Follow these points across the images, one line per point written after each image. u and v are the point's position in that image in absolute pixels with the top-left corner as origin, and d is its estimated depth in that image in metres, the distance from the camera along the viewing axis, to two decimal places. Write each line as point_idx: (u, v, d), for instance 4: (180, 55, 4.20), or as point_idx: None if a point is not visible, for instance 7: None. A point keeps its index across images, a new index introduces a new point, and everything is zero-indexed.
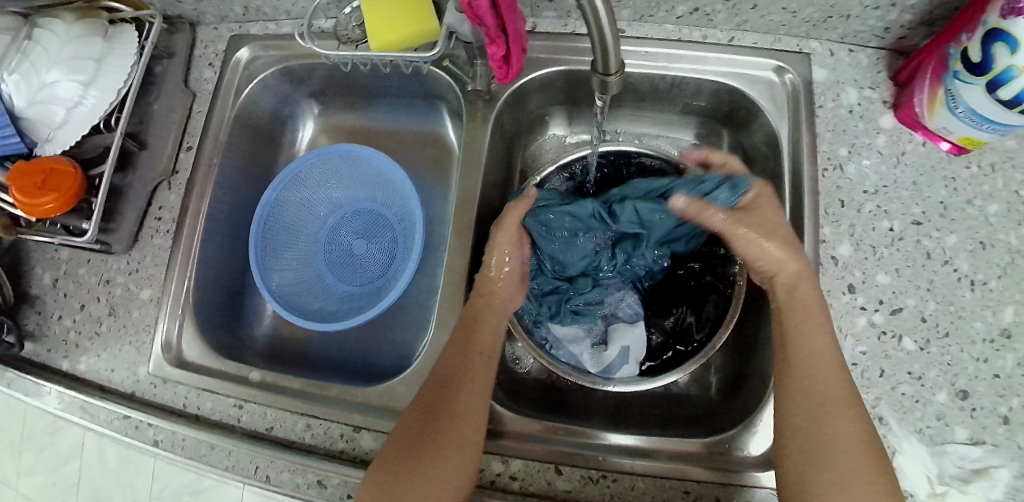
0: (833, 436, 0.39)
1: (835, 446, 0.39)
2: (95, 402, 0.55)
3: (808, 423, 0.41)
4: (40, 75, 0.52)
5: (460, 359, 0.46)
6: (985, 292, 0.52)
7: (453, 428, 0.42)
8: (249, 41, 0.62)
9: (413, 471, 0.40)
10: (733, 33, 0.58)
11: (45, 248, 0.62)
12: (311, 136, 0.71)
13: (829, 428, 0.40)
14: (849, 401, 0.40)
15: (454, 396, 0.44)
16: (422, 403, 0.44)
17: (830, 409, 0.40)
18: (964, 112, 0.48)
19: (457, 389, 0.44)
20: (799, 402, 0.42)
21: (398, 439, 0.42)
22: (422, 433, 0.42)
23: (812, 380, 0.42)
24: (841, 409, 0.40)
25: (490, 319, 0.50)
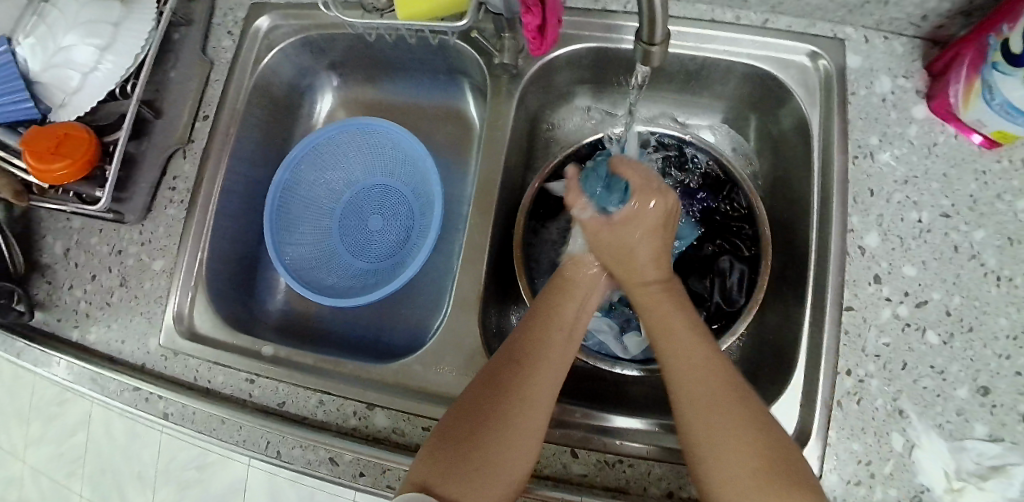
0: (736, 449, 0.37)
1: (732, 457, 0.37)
2: (105, 373, 0.54)
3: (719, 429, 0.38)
4: (56, 38, 0.52)
5: (520, 369, 0.42)
6: (1012, 288, 0.51)
7: (517, 418, 0.40)
8: (268, 8, 0.60)
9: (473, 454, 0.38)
10: (767, 16, 0.57)
11: (57, 217, 0.61)
12: (330, 109, 0.70)
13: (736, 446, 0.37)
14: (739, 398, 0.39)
15: (525, 385, 0.41)
16: (488, 383, 0.42)
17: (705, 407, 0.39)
18: (1001, 105, 0.47)
19: (528, 377, 0.42)
20: (695, 409, 0.39)
21: (458, 417, 0.41)
22: (487, 415, 0.40)
23: (696, 373, 0.41)
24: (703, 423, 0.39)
25: (566, 313, 0.47)
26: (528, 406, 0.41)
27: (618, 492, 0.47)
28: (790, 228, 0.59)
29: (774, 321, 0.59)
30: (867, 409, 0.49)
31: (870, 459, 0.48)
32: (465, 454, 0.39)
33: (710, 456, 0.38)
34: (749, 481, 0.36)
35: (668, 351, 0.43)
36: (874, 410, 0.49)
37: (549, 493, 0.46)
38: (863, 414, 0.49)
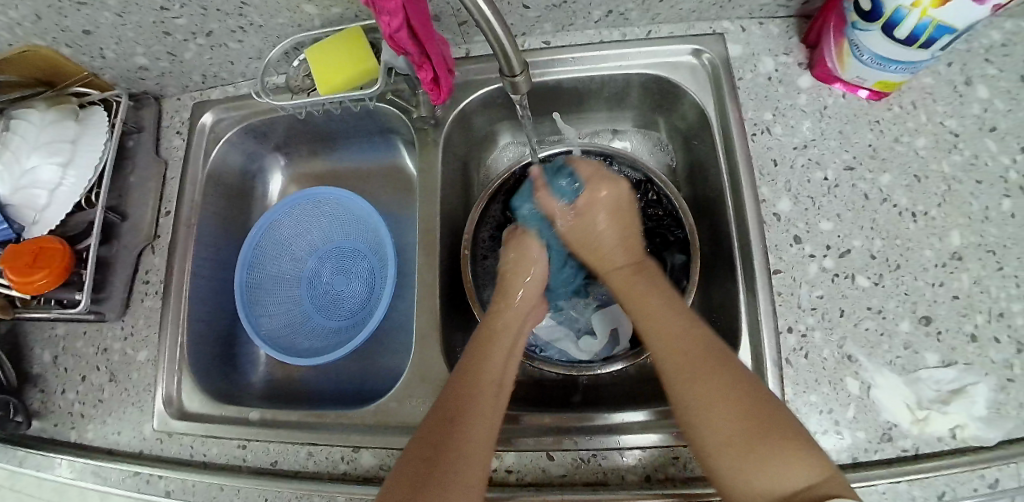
0: (727, 406, 0.38)
1: (728, 412, 0.38)
2: (106, 465, 0.57)
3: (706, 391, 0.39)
4: (21, 162, 0.57)
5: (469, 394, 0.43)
6: (928, 221, 0.55)
7: (470, 438, 0.40)
8: (211, 105, 0.67)
9: (428, 492, 0.36)
10: (650, 28, 0.63)
11: (42, 328, 0.65)
12: (282, 186, 0.75)
13: (712, 402, 0.38)
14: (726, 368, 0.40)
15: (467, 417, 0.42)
16: (434, 423, 0.42)
17: (700, 373, 0.40)
18: (871, 58, 0.53)
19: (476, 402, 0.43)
20: (680, 377, 0.41)
21: (419, 445, 0.40)
22: (446, 436, 0.40)
23: (681, 344, 0.42)
24: (690, 375, 0.40)
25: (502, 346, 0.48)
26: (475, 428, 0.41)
27: (598, 485, 0.49)
28: (713, 211, 0.63)
29: (717, 299, 0.62)
30: (816, 361, 0.52)
31: (831, 407, 0.51)
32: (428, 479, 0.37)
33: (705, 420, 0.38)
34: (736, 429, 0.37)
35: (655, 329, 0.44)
36: (824, 360, 0.52)
37: (531, 497, 0.48)
38: (814, 366, 0.52)
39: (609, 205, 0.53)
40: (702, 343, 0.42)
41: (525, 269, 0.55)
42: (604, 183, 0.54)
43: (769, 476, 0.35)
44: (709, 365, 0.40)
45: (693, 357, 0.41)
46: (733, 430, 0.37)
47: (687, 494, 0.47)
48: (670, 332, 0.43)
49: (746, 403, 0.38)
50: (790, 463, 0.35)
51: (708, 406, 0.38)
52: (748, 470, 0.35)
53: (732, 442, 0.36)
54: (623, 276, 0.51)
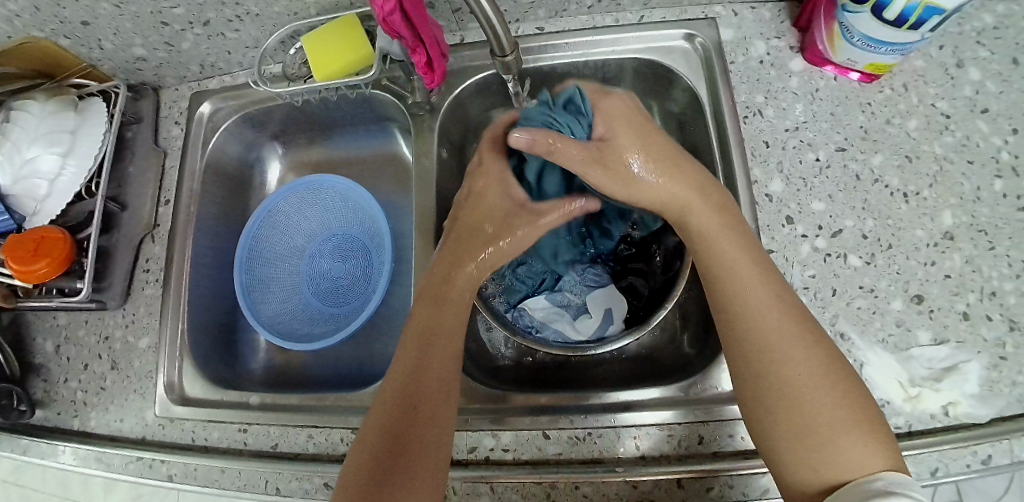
0: (821, 389, 0.39)
1: (826, 395, 0.39)
2: (109, 451, 0.58)
3: (806, 370, 0.40)
4: (21, 152, 0.58)
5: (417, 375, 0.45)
6: (920, 201, 0.56)
7: (426, 420, 0.43)
8: (208, 95, 0.67)
9: (389, 482, 0.39)
10: (643, 13, 0.63)
11: (44, 318, 0.65)
12: (279, 175, 0.75)
13: (823, 383, 0.39)
14: (819, 348, 0.41)
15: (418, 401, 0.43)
16: (377, 439, 0.42)
17: (797, 350, 0.41)
18: (861, 40, 0.53)
19: (424, 384, 0.44)
20: (780, 352, 0.41)
21: (377, 434, 0.42)
22: (400, 421, 0.42)
23: (780, 319, 0.42)
24: (792, 351, 0.40)
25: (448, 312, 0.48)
26: (427, 408, 0.43)
27: (594, 463, 0.49)
28: None
29: None
30: None
31: None
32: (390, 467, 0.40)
33: (801, 402, 0.39)
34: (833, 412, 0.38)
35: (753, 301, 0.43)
36: None
37: (528, 475, 0.49)
38: None
39: (645, 134, 0.49)
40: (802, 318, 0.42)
41: (499, 230, 0.52)
42: (645, 120, 0.51)
43: (845, 458, 0.37)
44: (799, 343, 0.41)
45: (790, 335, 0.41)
46: (831, 412, 0.38)
47: (683, 469, 0.48)
48: (770, 305, 0.43)
49: (844, 390, 0.39)
50: (870, 449, 0.37)
51: (808, 385, 0.39)
52: (839, 448, 0.37)
53: (825, 425, 0.38)
54: (715, 222, 0.46)
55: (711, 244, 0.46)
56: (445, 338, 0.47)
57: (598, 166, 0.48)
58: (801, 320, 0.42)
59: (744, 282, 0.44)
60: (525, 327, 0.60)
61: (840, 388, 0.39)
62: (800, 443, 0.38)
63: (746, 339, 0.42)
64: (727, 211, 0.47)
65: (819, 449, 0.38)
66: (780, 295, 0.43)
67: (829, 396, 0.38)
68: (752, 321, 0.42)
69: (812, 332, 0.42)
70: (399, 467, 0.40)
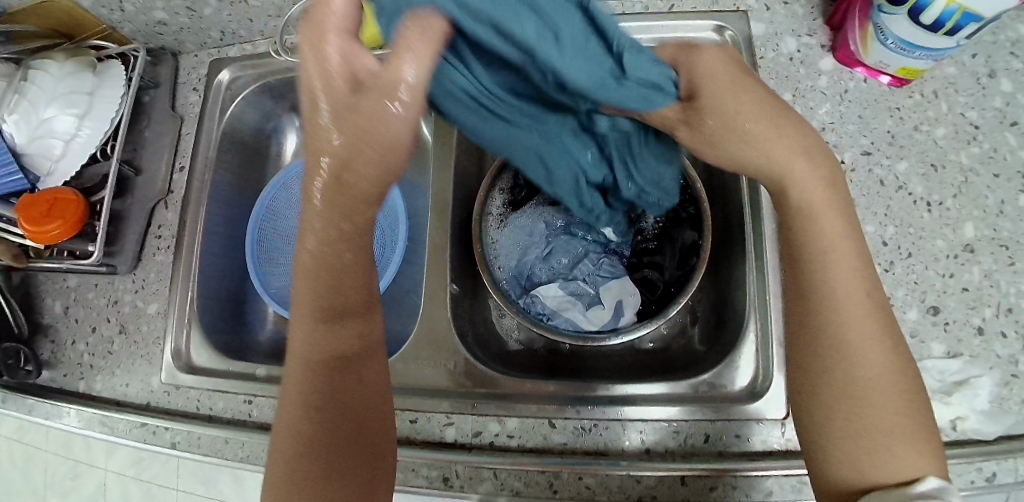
0: (891, 395, 0.39)
1: (886, 397, 0.39)
2: (113, 415, 0.59)
3: (872, 367, 0.39)
4: (38, 112, 0.57)
5: (350, 369, 0.42)
6: (942, 211, 0.55)
7: (372, 403, 0.43)
8: (228, 63, 0.66)
9: (345, 468, 0.41)
10: (673, 2, 0.62)
11: (53, 279, 0.65)
12: (294, 147, 0.75)
13: (891, 388, 0.39)
14: (894, 348, 0.40)
15: (357, 395, 0.42)
16: (287, 440, 0.41)
17: (869, 344, 0.40)
18: (895, 43, 0.52)
19: (358, 374, 0.42)
20: (851, 346, 0.40)
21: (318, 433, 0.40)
22: (342, 415, 0.41)
23: (857, 309, 0.40)
24: (867, 353, 0.39)
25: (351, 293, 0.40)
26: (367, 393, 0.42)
27: (598, 454, 0.50)
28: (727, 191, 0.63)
29: None
30: None
31: None
32: (339, 457, 0.41)
33: (861, 399, 0.39)
34: (894, 414, 0.38)
35: (833, 293, 0.41)
36: None
37: (532, 462, 0.49)
38: None
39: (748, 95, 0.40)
40: (878, 310, 0.41)
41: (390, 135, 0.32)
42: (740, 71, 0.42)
43: (895, 460, 0.37)
44: (876, 337, 0.40)
45: (867, 326, 0.40)
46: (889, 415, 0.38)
47: (686, 466, 0.48)
48: (852, 295, 0.41)
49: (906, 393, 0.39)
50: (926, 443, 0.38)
51: (873, 383, 0.39)
52: (886, 454, 0.37)
53: (881, 426, 0.38)
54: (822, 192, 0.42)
55: (817, 220, 0.42)
56: (373, 349, 0.43)
57: (685, 128, 0.41)
58: (880, 313, 0.41)
59: (835, 276, 0.41)
60: (538, 315, 0.60)
61: (905, 393, 0.39)
62: (860, 440, 0.38)
63: (823, 331, 0.41)
64: (829, 184, 0.43)
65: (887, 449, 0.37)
66: (866, 287, 0.41)
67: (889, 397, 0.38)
68: (837, 313, 0.40)
69: (888, 331, 0.41)
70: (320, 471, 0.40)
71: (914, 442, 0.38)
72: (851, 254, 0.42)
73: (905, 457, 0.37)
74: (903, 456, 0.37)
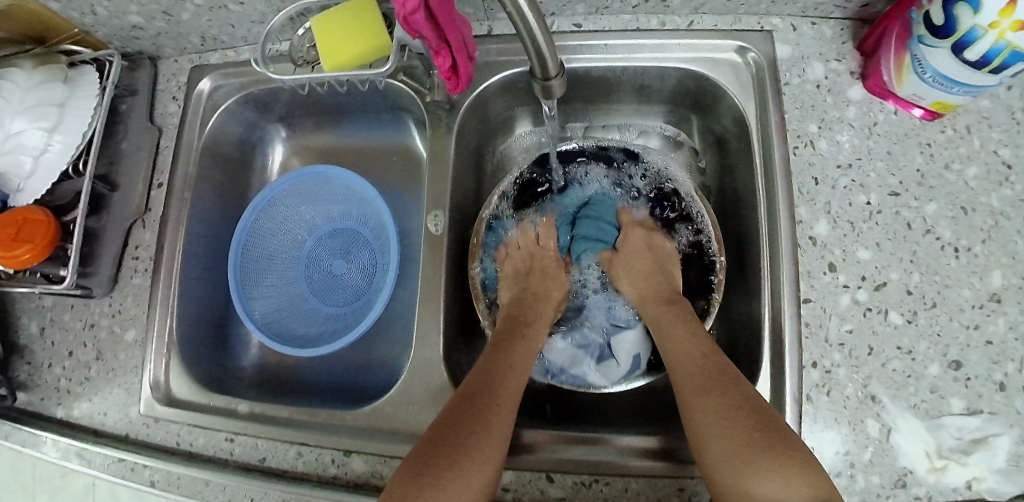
0: (727, 421, 0.41)
1: (721, 429, 0.41)
2: (90, 447, 0.56)
3: (705, 408, 0.43)
4: (5, 125, 0.53)
5: (494, 379, 0.46)
6: (971, 258, 0.51)
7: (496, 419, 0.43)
8: (209, 71, 0.62)
9: (444, 467, 0.39)
10: (692, 18, 0.57)
11: (29, 298, 0.62)
12: (282, 159, 0.70)
13: (727, 413, 0.42)
14: (732, 385, 0.43)
15: (489, 405, 0.44)
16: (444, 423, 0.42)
17: (706, 390, 0.44)
18: (933, 77, 0.47)
19: (497, 386, 0.46)
20: (686, 395, 0.45)
21: (444, 425, 0.42)
22: (466, 417, 0.42)
23: (688, 365, 0.47)
24: (710, 386, 0.44)
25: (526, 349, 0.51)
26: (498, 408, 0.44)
27: None
28: (742, 224, 0.59)
29: (738, 320, 0.58)
30: (837, 399, 0.49)
31: (848, 449, 0.48)
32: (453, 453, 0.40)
33: (703, 440, 0.42)
34: (731, 442, 0.40)
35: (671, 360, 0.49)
36: (846, 399, 0.49)
37: None
38: (835, 404, 0.49)
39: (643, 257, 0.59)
40: (712, 361, 0.46)
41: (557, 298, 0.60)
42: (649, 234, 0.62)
43: (763, 487, 0.38)
44: (708, 383, 0.44)
45: (699, 377, 0.45)
46: (729, 445, 0.40)
47: None
48: (682, 357, 0.48)
49: (751, 422, 0.41)
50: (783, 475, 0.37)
51: (708, 425, 0.42)
52: (744, 483, 0.38)
53: (730, 456, 0.40)
54: (657, 310, 0.54)
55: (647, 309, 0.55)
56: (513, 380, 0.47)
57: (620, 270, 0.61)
58: (715, 363, 0.46)
59: (669, 335, 0.51)
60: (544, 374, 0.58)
61: (745, 419, 0.41)
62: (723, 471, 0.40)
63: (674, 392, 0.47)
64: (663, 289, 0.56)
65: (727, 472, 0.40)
66: (699, 345, 0.48)
67: (722, 429, 0.41)
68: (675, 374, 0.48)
69: (717, 366, 0.46)
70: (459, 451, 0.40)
71: (769, 464, 0.38)
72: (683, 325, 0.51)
73: (764, 483, 0.38)
74: (765, 483, 0.38)
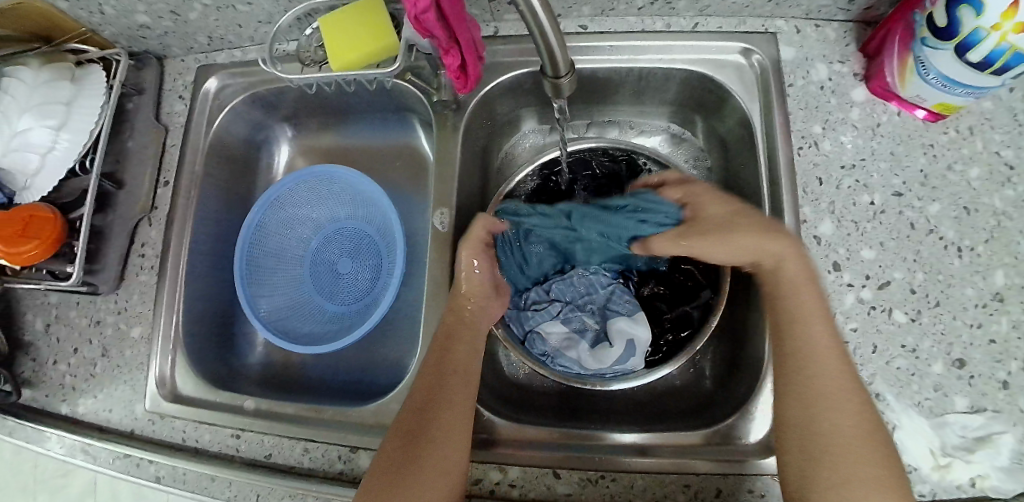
0: (856, 448, 0.38)
1: (852, 456, 0.38)
2: (95, 444, 0.56)
3: (837, 426, 0.39)
4: (13, 123, 0.53)
5: (443, 377, 0.44)
6: (974, 257, 0.51)
7: (447, 420, 0.42)
8: (216, 71, 0.62)
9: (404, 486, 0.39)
10: (697, 19, 0.58)
11: (34, 295, 0.62)
12: (288, 158, 0.70)
13: (862, 439, 0.38)
14: (864, 405, 0.39)
15: (436, 408, 0.43)
16: (394, 449, 0.41)
17: (830, 404, 0.39)
18: (936, 79, 0.48)
19: (445, 386, 0.44)
20: (818, 401, 0.40)
21: (398, 442, 0.42)
22: (420, 427, 0.42)
23: (825, 367, 0.40)
24: (847, 400, 0.39)
25: (469, 336, 0.48)
26: (446, 407, 0.43)
27: None
28: None
29: None
30: None
31: None
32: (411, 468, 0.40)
33: (821, 457, 0.38)
34: (856, 470, 0.37)
35: (800, 352, 0.42)
36: None
37: None
38: None
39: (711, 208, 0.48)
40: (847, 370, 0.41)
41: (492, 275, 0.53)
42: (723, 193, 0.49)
43: None
44: (845, 397, 0.39)
45: (833, 386, 0.40)
46: (857, 473, 0.37)
47: None
48: (827, 355, 0.41)
49: (881, 452, 0.38)
50: None
51: (841, 445, 0.38)
52: None
53: (852, 484, 0.37)
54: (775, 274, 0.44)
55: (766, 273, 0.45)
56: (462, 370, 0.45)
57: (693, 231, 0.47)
58: (850, 372, 0.40)
59: (803, 321, 0.42)
60: (539, 355, 0.57)
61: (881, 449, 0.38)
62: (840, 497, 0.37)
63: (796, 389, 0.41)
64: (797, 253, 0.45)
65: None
66: (836, 344, 0.41)
67: (857, 451, 0.38)
68: (805, 372, 0.41)
69: (855, 379, 0.40)
70: (418, 460, 0.41)
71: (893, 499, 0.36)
72: (820, 310, 0.43)
73: None
74: None
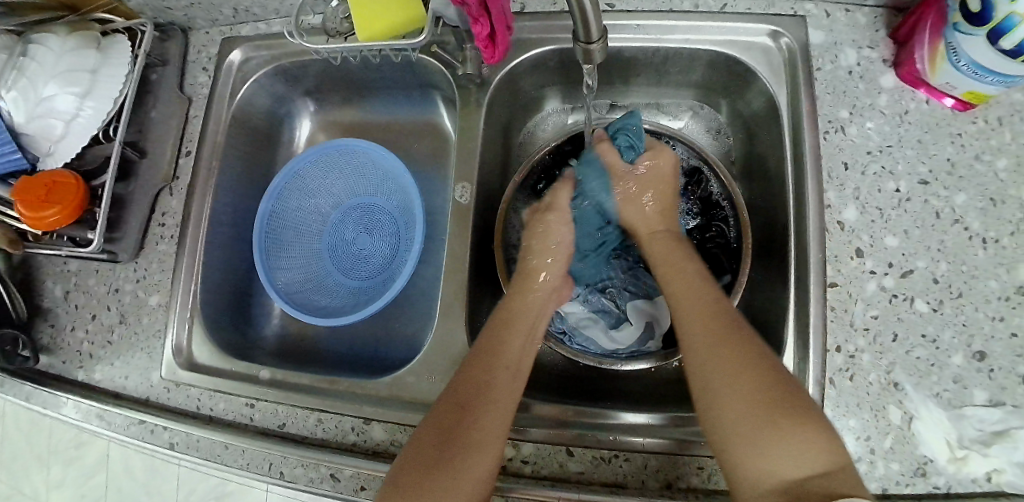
0: (749, 375, 0.37)
1: (744, 380, 0.37)
2: (110, 409, 0.56)
3: (717, 360, 0.39)
4: (38, 90, 0.53)
5: (487, 371, 0.43)
6: (999, 250, 0.50)
7: (487, 415, 0.41)
8: (240, 42, 0.62)
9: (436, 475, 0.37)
10: (725, 1, 0.57)
11: (55, 262, 0.63)
12: (309, 133, 0.71)
13: (754, 364, 0.38)
14: (737, 339, 0.40)
15: (478, 399, 0.41)
16: (430, 439, 0.40)
17: (722, 338, 0.40)
18: (967, 66, 0.47)
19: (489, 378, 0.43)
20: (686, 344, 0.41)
21: (434, 429, 0.40)
22: (461, 418, 0.40)
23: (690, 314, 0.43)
24: (709, 334, 0.40)
25: (518, 332, 0.47)
26: (489, 401, 0.41)
27: (617, 487, 0.47)
28: (769, 209, 0.58)
29: (762, 305, 0.58)
30: (860, 385, 0.49)
31: (869, 435, 0.47)
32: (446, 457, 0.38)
33: (710, 388, 0.38)
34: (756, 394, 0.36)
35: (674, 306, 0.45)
36: (869, 385, 0.49)
37: (548, 493, 0.47)
38: (857, 390, 0.49)
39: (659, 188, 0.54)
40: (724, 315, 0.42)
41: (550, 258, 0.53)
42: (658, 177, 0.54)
43: (787, 451, 0.33)
44: (713, 332, 0.40)
45: (701, 325, 0.42)
46: (735, 403, 0.36)
47: None
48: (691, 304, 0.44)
49: (774, 378, 0.37)
50: (805, 449, 0.33)
51: (705, 381, 0.38)
52: (760, 449, 0.34)
53: (736, 415, 0.36)
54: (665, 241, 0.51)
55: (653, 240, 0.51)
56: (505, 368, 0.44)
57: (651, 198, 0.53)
58: (724, 314, 0.42)
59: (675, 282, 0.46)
60: (557, 331, 0.58)
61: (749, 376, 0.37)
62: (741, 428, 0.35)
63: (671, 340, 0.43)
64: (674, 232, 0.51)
65: (746, 430, 0.35)
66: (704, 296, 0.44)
67: (726, 378, 0.37)
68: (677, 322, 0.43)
69: (725, 317, 0.42)
70: (455, 452, 0.39)
71: (799, 432, 0.34)
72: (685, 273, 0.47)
73: (787, 449, 0.33)
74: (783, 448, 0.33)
